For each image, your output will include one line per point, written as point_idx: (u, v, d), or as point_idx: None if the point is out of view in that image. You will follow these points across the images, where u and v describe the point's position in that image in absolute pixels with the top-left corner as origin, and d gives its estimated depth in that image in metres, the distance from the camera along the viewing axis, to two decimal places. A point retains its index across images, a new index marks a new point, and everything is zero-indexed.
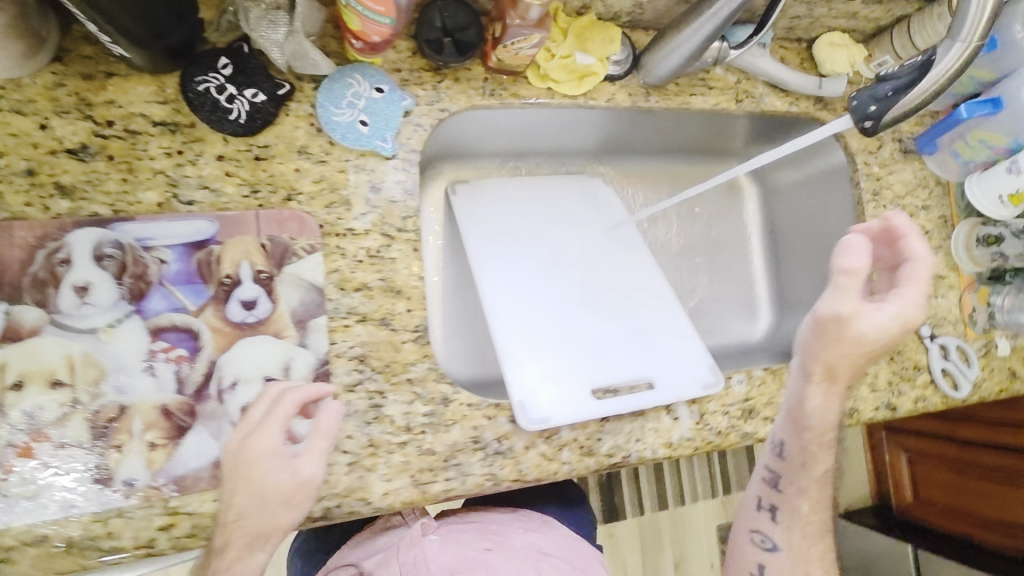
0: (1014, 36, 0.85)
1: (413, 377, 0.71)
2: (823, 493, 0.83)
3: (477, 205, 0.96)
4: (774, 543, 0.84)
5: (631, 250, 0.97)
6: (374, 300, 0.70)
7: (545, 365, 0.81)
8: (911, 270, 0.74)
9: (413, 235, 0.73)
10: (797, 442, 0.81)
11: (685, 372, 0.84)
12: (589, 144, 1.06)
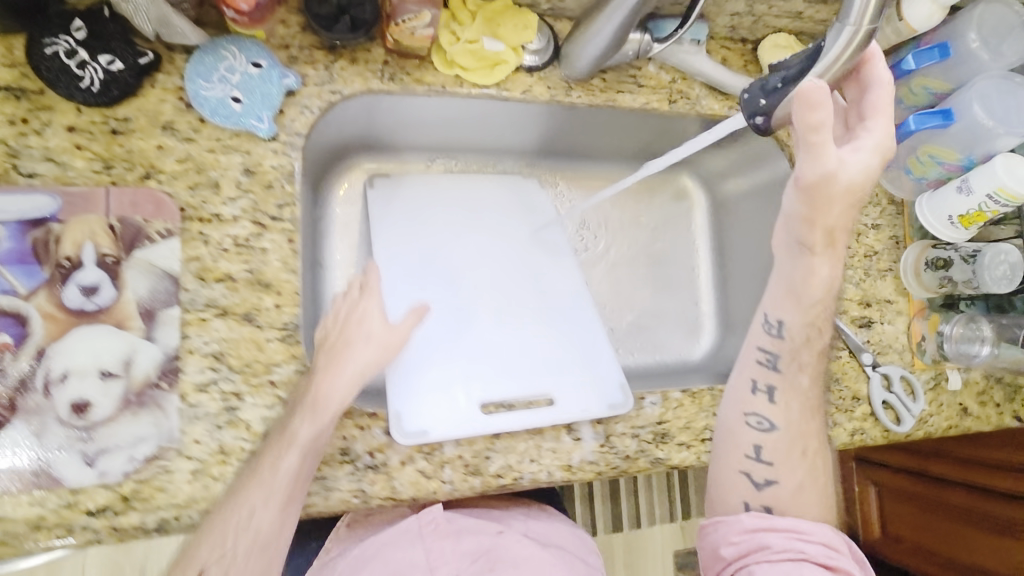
0: (968, 45, 0.79)
1: (276, 381, 0.65)
2: (814, 379, 0.79)
3: (395, 200, 0.91)
4: (771, 422, 0.77)
5: (556, 258, 0.93)
6: (238, 293, 0.64)
7: (437, 375, 0.76)
8: (874, 97, 0.63)
9: (288, 224, 0.66)
10: (801, 328, 0.76)
11: (592, 392, 0.79)
12: (528, 144, 0.99)
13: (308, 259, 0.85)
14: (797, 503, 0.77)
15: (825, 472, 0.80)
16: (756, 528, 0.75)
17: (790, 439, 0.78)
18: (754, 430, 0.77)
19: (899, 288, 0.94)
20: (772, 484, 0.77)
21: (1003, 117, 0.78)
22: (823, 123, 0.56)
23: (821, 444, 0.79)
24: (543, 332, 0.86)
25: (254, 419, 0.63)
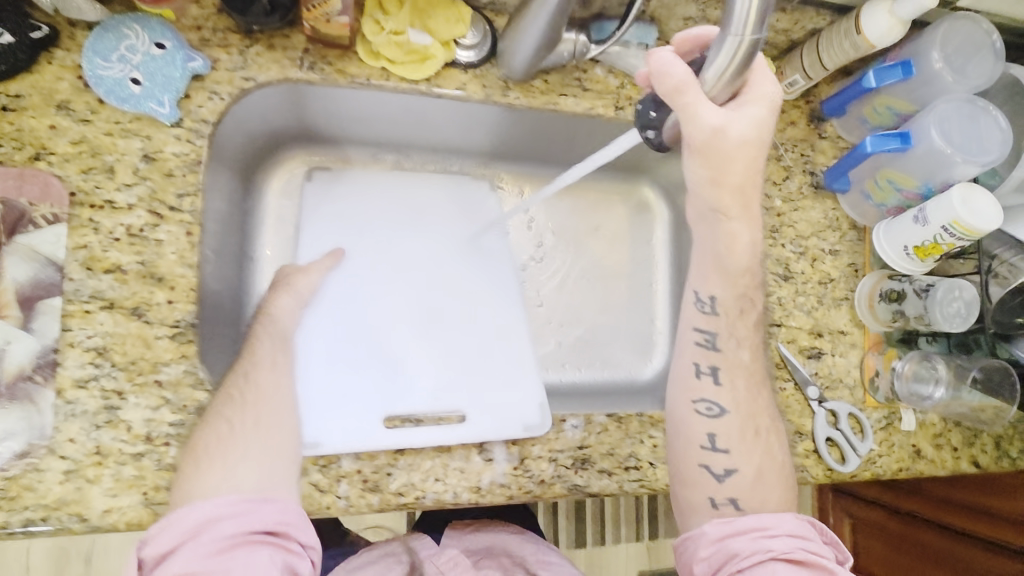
0: (931, 66, 0.77)
1: (163, 381, 0.61)
2: (754, 353, 0.77)
3: (330, 200, 0.91)
4: (721, 407, 0.75)
5: (490, 267, 0.93)
6: (128, 286, 0.61)
7: (345, 384, 0.77)
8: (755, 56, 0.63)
9: (188, 216, 0.64)
10: (733, 301, 0.74)
11: (507, 411, 0.77)
12: (475, 147, 0.95)
13: (229, 252, 0.82)
14: (761, 488, 0.74)
15: (782, 451, 0.77)
16: (722, 535, 0.70)
17: (743, 418, 0.75)
18: (705, 417, 0.74)
19: (854, 319, 0.90)
20: (734, 473, 0.74)
21: (962, 145, 0.74)
22: (680, 85, 0.59)
23: (773, 418, 0.77)
24: (465, 342, 0.85)
25: (136, 420, 0.60)
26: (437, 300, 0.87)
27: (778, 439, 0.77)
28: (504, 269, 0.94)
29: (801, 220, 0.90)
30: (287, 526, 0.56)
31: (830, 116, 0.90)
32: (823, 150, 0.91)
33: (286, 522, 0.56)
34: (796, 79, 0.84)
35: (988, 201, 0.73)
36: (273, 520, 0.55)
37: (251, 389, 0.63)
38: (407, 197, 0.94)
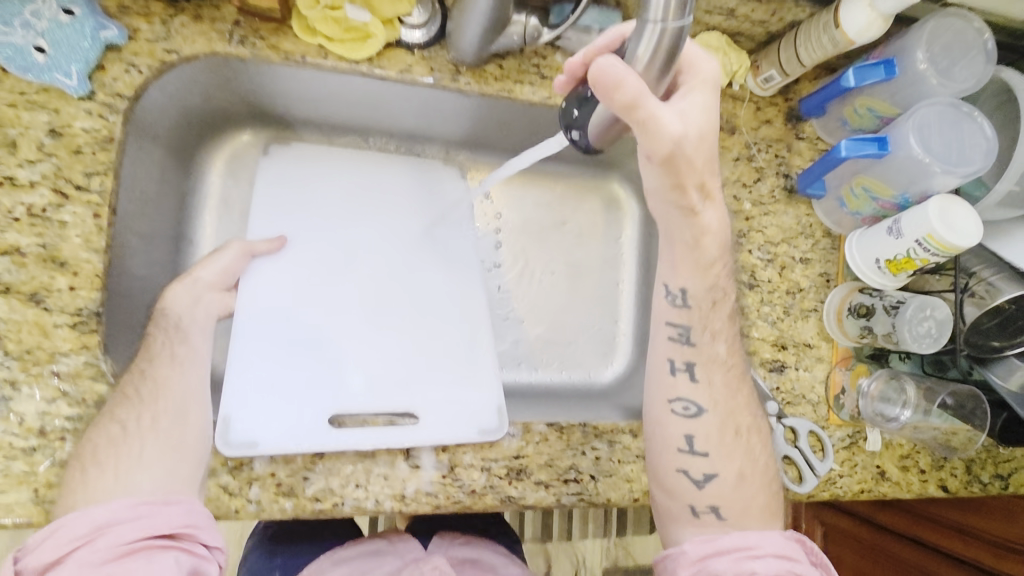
0: (915, 66, 0.70)
1: (60, 372, 0.58)
2: (731, 347, 0.73)
3: (279, 175, 0.83)
4: (698, 407, 0.72)
5: (453, 255, 0.86)
6: (26, 270, 0.57)
7: (283, 378, 0.71)
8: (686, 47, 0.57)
9: (96, 197, 0.60)
10: (706, 291, 0.70)
11: (455, 416, 0.73)
12: (435, 129, 0.88)
13: (161, 234, 0.76)
14: (745, 494, 0.71)
15: (766, 451, 0.74)
16: (704, 555, 0.68)
17: (723, 418, 0.72)
18: (681, 419, 0.72)
19: (821, 333, 0.85)
20: (715, 479, 0.71)
21: (942, 153, 0.68)
22: (636, 99, 0.51)
23: (754, 418, 0.74)
24: (421, 337, 0.80)
25: (29, 412, 0.57)
26: (396, 289, 0.81)
27: (764, 437, 0.74)
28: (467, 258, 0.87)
29: (771, 226, 0.85)
30: (191, 528, 0.54)
31: (809, 116, 0.84)
32: (800, 152, 0.85)
33: (191, 524, 0.54)
34: (772, 75, 0.79)
35: (967, 214, 0.67)
36: (178, 522, 0.53)
37: (151, 390, 0.59)
38: (364, 174, 0.87)
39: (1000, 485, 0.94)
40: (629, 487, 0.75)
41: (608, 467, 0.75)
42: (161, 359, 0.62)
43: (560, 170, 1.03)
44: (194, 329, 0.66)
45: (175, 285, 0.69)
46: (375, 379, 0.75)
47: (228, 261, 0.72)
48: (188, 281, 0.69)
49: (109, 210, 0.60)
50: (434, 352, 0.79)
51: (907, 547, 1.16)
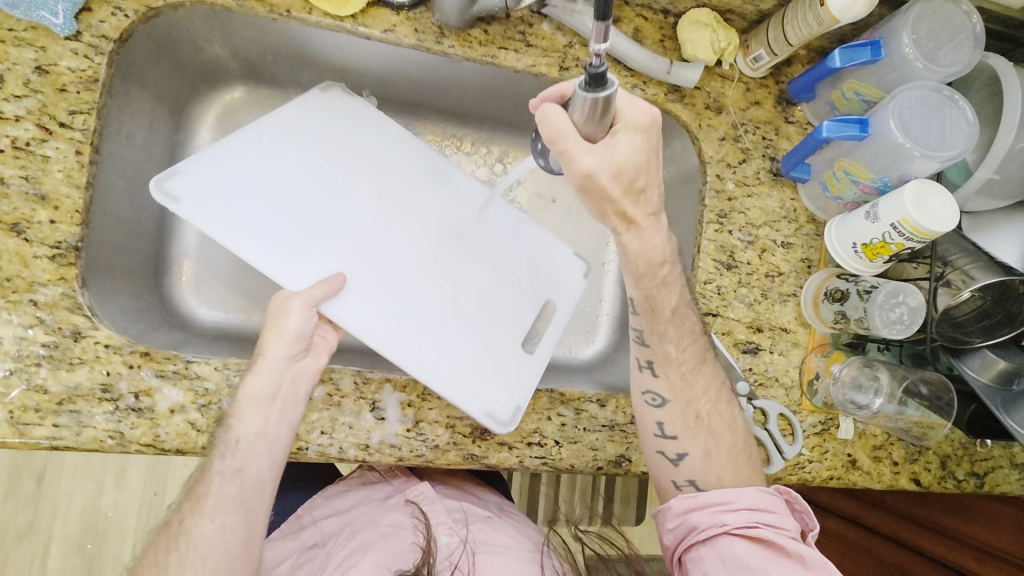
0: (900, 48, 0.70)
1: (38, 301, 0.60)
2: (683, 344, 0.74)
3: (214, 200, 0.70)
4: (662, 398, 0.74)
5: (416, 164, 0.83)
6: (9, 201, 0.59)
7: (447, 342, 0.74)
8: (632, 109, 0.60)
9: (79, 134, 0.61)
10: (645, 300, 0.72)
11: (564, 281, 0.86)
12: (417, 93, 0.89)
13: (150, 185, 0.79)
14: (714, 466, 0.72)
15: (732, 428, 0.74)
16: (685, 510, 0.69)
17: (684, 406, 0.74)
18: (650, 409, 0.74)
19: (799, 317, 0.85)
20: (686, 457, 0.73)
21: (922, 137, 0.68)
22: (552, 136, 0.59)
23: (712, 402, 0.74)
24: (485, 240, 0.83)
25: (7, 336, 0.59)
26: (431, 223, 0.81)
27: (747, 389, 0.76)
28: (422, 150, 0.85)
29: (753, 208, 0.84)
30: None
31: (798, 99, 0.84)
32: (788, 135, 0.85)
33: None
34: (760, 54, 0.79)
35: (944, 200, 0.67)
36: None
37: (179, 556, 0.57)
38: (271, 118, 0.78)
39: (975, 482, 0.93)
40: (593, 454, 0.76)
41: (573, 434, 0.76)
42: (197, 509, 0.59)
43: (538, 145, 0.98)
44: (250, 446, 0.61)
45: (253, 378, 0.62)
46: (499, 298, 0.81)
47: (304, 320, 0.66)
48: (264, 368, 0.62)
49: (91, 148, 0.62)
50: (499, 243, 0.84)
51: (890, 549, 1.22)
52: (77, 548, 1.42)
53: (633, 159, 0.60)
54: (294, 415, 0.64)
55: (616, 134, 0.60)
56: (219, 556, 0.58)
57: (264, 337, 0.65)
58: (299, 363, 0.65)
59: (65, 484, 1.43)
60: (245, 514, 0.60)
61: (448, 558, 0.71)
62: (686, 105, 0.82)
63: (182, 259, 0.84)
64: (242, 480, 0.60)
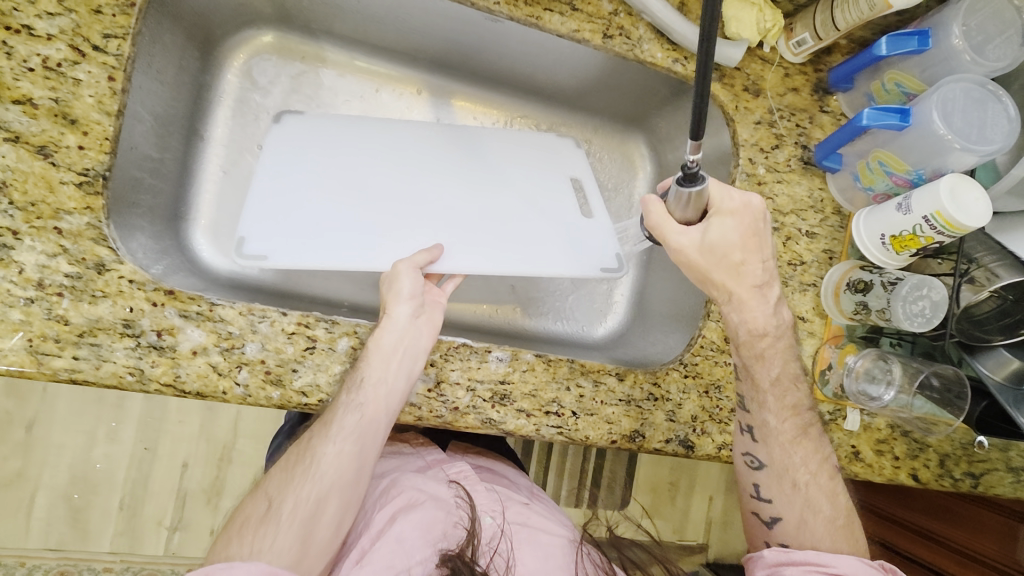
0: (950, 40, 0.70)
1: (62, 229, 0.58)
2: (782, 416, 0.74)
3: (287, 242, 0.74)
4: (761, 461, 0.75)
5: (406, 124, 0.87)
6: (37, 122, 0.57)
7: (517, 228, 0.82)
8: (728, 199, 0.67)
9: (113, 60, 0.59)
10: (744, 368, 0.74)
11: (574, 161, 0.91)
12: (443, 52, 0.88)
13: (176, 123, 0.77)
14: (809, 537, 0.72)
15: (832, 501, 0.74)
16: (779, 563, 0.70)
17: (780, 473, 0.74)
18: (748, 470, 0.76)
19: (817, 308, 0.85)
20: (779, 521, 0.74)
21: (963, 129, 0.68)
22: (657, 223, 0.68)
23: (813, 474, 0.74)
24: (505, 153, 0.89)
25: (29, 263, 0.57)
26: (457, 158, 0.86)
27: (779, 373, 0.74)
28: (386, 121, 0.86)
29: (782, 194, 0.84)
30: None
31: (836, 88, 0.84)
32: (823, 125, 0.85)
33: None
34: (804, 38, 0.78)
35: (978, 196, 0.67)
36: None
37: (303, 467, 0.62)
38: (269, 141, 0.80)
39: (970, 483, 0.95)
40: (608, 428, 0.76)
41: (590, 406, 0.76)
42: (324, 433, 0.63)
43: (559, 117, 0.98)
44: (373, 387, 0.64)
45: (380, 331, 0.66)
46: (545, 195, 0.86)
47: (413, 280, 0.70)
48: (390, 324, 0.67)
49: (124, 75, 0.59)
50: (519, 154, 0.89)
51: (880, 553, 1.28)
52: (65, 498, 1.41)
53: (733, 237, 0.68)
54: (412, 367, 0.67)
55: (710, 219, 0.67)
56: (334, 478, 0.62)
57: (383, 304, 0.69)
58: (420, 318, 0.69)
59: (56, 434, 1.40)
60: (362, 447, 0.63)
61: (488, 543, 0.70)
62: (724, 85, 0.81)
63: (199, 207, 0.83)
64: (362, 415, 0.63)
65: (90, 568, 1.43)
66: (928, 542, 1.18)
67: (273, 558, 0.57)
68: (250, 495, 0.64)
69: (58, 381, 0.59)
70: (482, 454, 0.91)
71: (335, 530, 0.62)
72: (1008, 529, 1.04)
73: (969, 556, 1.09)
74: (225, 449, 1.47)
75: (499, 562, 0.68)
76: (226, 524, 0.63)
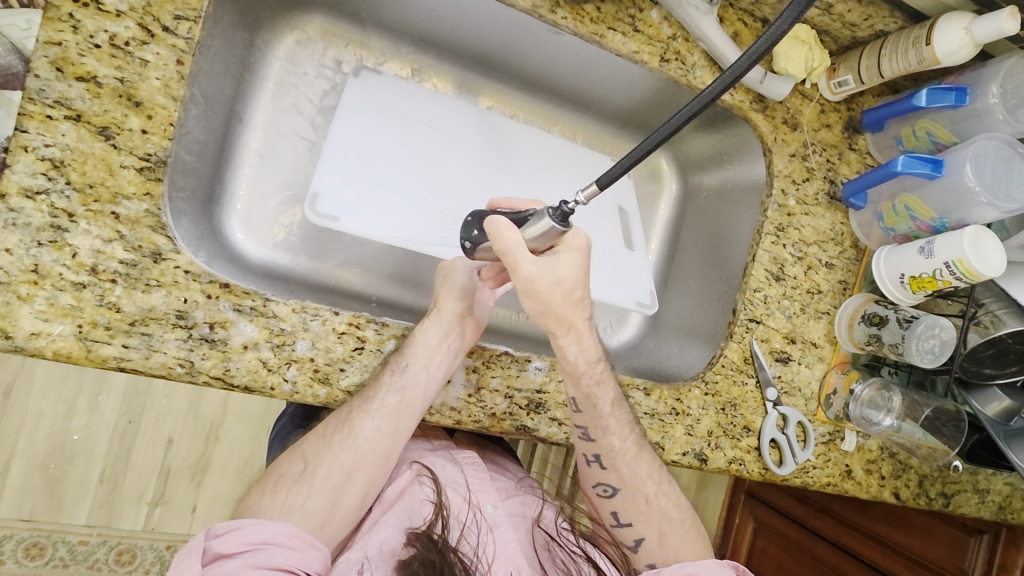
0: (987, 99, 0.74)
1: (120, 215, 0.57)
2: (625, 434, 0.74)
3: (358, 206, 0.75)
4: (613, 488, 0.76)
5: (457, 121, 0.86)
6: (100, 101, 0.56)
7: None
8: (571, 234, 0.65)
9: (182, 43, 0.59)
10: (586, 399, 0.71)
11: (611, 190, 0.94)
12: (490, 52, 0.87)
13: (221, 106, 0.75)
14: (671, 548, 0.75)
15: (678, 506, 0.78)
16: None
17: (633, 493, 0.76)
18: (604, 499, 0.77)
19: (829, 334, 0.89)
20: (643, 542, 0.76)
21: (991, 185, 0.73)
22: (512, 247, 0.62)
23: (658, 484, 0.77)
24: (549, 167, 0.91)
25: (83, 247, 0.55)
26: (503, 167, 0.87)
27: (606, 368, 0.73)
28: (434, 115, 0.84)
29: (807, 226, 0.88)
30: (268, 544, 0.57)
31: (866, 128, 0.88)
32: (850, 161, 0.89)
33: (266, 541, 0.57)
34: (846, 80, 0.82)
35: (996, 248, 0.72)
36: (256, 538, 0.57)
37: (340, 438, 0.64)
38: (345, 113, 0.78)
39: (942, 502, 0.96)
40: None
41: None
42: (364, 408, 0.64)
43: (592, 126, 0.98)
44: (416, 373, 0.66)
45: (428, 322, 0.70)
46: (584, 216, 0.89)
47: (467, 276, 0.76)
48: (438, 316, 0.71)
49: (192, 59, 0.59)
50: (564, 169, 0.92)
51: (829, 550, 1.36)
52: (40, 468, 1.34)
53: (571, 273, 0.65)
54: (452, 361, 0.69)
55: (559, 253, 0.65)
56: (369, 454, 0.65)
57: (437, 295, 0.75)
58: (466, 317, 0.74)
59: (34, 402, 1.32)
60: (396, 426, 0.65)
61: (458, 520, 0.72)
62: (766, 116, 0.84)
63: (234, 190, 0.80)
64: (402, 398, 0.65)
65: (63, 540, 1.35)
66: (885, 550, 1.25)
67: (301, 517, 0.61)
68: (286, 453, 0.67)
69: (103, 369, 0.57)
70: (489, 451, 0.94)
71: (361, 499, 0.65)
72: (957, 540, 1.14)
73: (919, 562, 1.19)
74: (212, 426, 1.43)
75: (470, 537, 0.71)
76: (259, 478, 0.66)
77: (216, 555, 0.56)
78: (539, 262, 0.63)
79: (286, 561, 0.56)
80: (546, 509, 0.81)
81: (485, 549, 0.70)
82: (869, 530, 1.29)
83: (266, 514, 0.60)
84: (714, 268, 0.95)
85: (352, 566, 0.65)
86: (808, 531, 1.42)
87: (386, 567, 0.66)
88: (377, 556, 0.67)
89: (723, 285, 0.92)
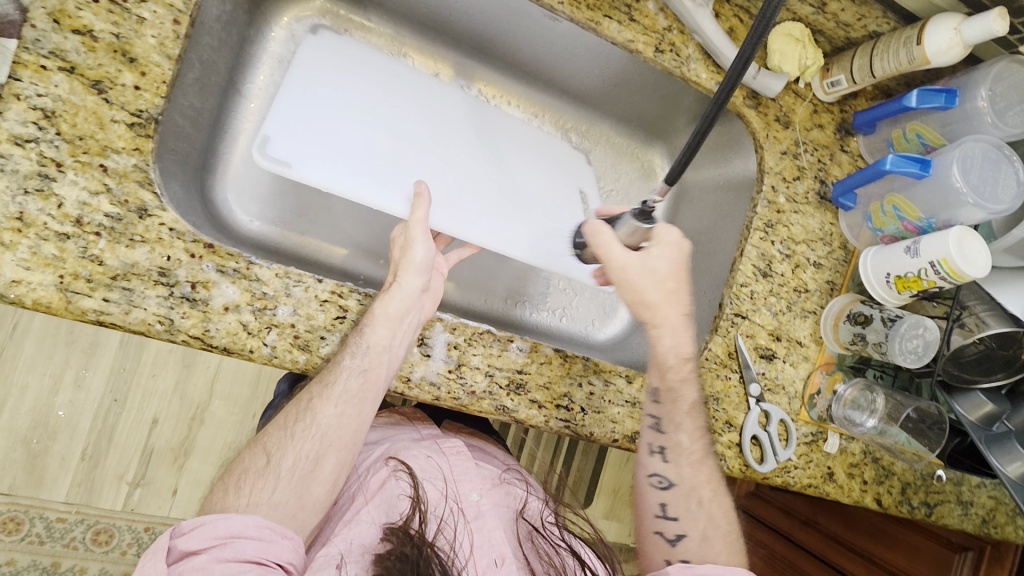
0: (976, 102, 0.76)
1: (108, 168, 0.57)
2: (695, 436, 0.77)
3: (340, 168, 0.74)
4: (668, 481, 0.77)
5: (448, 104, 0.87)
6: (94, 55, 0.57)
7: (525, 212, 0.84)
8: (663, 231, 0.74)
9: (179, 3, 0.60)
10: (667, 391, 0.76)
11: (571, 172, 0.93)
12: (489, 38, 0.88)
13: (218, 75, 0.76)
14: (710, 552, 0.76)
15: (727, 516, 0.79)
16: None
17: (687, 492, 0.77)
18: (655, 490, 0.78)
19: (814, 334, 0.89)
20: (683, 538, 0.77)
21: (977, 186, 0.74)
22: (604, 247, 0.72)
23: (715, 492, 0.77)
24: (521, 148, 0.90)
25: (69, 198, 0.56)
26: (485, 145, 0.87)
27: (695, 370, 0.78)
28: (429, 98, 0.85)
29: (797, 224, 0.88)
30: (236, 539, 0.56)
31: (858, 130, 0.89)
32: (841, 163, 0.89)
33: (236, 534, 0.56)
34: (839, 80, 0.83)
35: (980, 250, 0.73)
36: (224, 533, 0.56)
37: (304, 427, 0.64)
38: (331, 82, 0.78)
39: (925, 511, 0.93)
40: (612, 427, 0.78)
41: (598, 405, 0.78)
42: (326, 394, 0.64)
43: (588, 119, 1.00)
44: (378, 353, 0.64)
45: (386, 297, 0.67)
46: (550, 195, 0.89)
47: (426, 249, 0.71)
48: (397, 291, 0.68)
49: (189, 20, 0.60)
50: (531, 147, 0.91)
51: (813, 563, 1.34)
52: (22, 443, 1.33)
53: (663, 267, 0.74)
54: (412, 335, 0.68)
55: (651, 247, 0.73)
56: (336, 438, 0.64)
57: (396, 269, 0.71)
58: (425, 292, 0.71)
59: (20, 374, 1.32)
60: (361, 410, 0.65)
61: (435, 514, 0.70)
62: (759, 112, 0.85)
63: (227, 160, 0.81)
64: (366, 380, 0.64)
65: (40, 516, 1.34)
66: (870, 565, 1.23)
67: (270, 510, 0.60)
68: (249, 448, 0.66)
69: (82, 322, 0.57)
70: (475, 436, 0.93)
71: (331, 486, 0.64)
72: (942, 557, 1.12)
73: None
74: (197, 409, 1.42)
75: (448, 532, 0.69)
76: (225, 473, 0.65)
77: (182, 553, 0.55)
78: (635, 257, 0.72)
79: (255, 553, 0.56)
80: (531, 501, 0.80)
81: (463, 543, 0.68)
82: (853, 544, 1.28)
83: (232, 507, 0.60)
84: (702, 262, 0.95)
85: (330, 560, 0.62)
86: (796, 547, 1.40)
87: (362, 562, 0.63)
88: (354, 551, 0.64)
89: (711, 279, 0.92)
